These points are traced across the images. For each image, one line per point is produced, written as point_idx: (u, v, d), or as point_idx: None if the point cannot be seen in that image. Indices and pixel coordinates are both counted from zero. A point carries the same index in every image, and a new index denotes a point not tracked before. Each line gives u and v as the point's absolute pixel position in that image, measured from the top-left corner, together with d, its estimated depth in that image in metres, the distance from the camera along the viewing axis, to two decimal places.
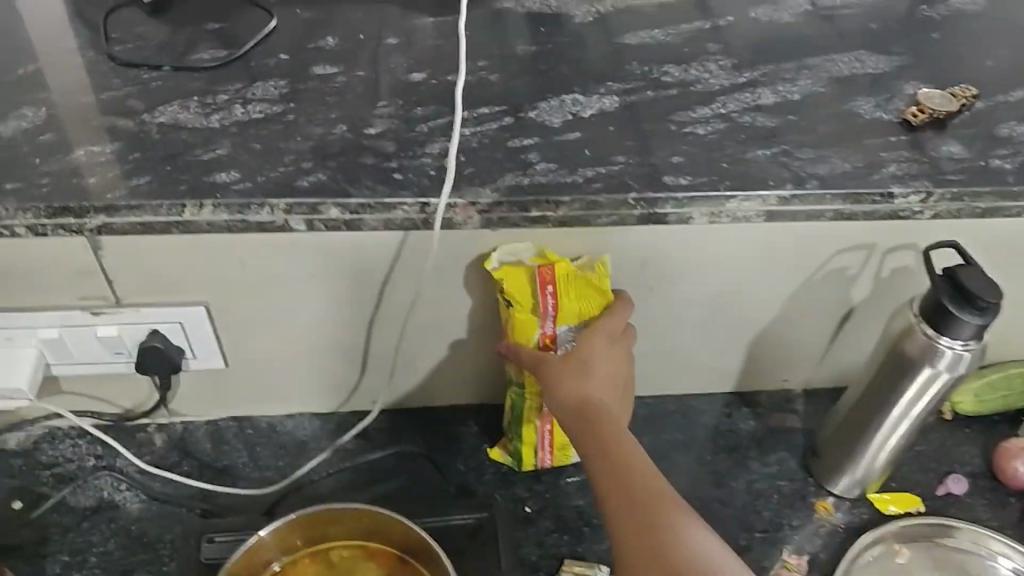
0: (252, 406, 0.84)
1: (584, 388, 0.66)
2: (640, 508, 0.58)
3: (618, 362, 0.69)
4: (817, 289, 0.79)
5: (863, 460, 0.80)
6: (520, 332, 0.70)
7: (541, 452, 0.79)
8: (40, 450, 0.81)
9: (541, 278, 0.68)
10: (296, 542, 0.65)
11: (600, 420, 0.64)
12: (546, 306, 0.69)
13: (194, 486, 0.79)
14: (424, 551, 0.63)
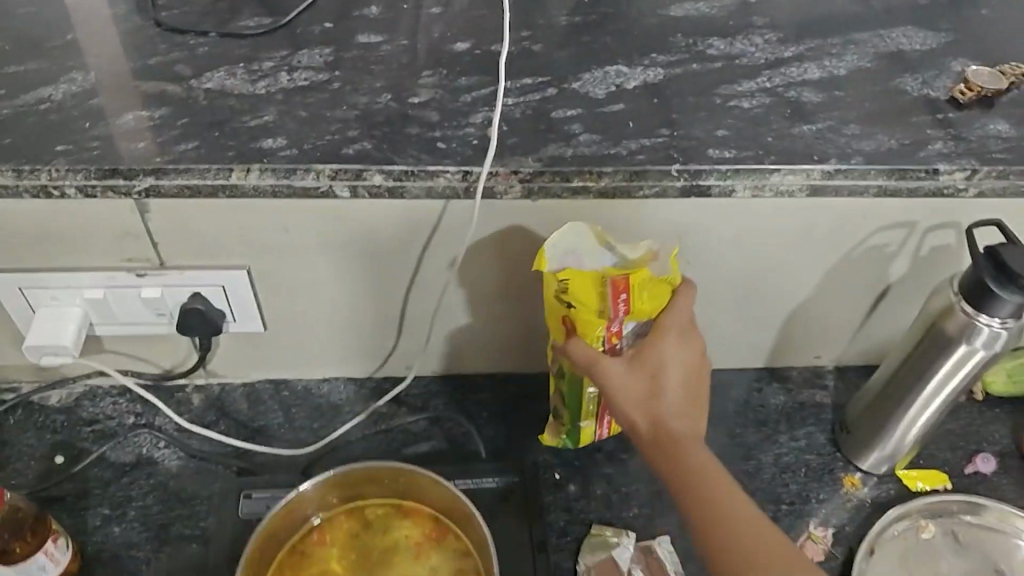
0: (288, 370, 0.85)
1: (655, 397, 0.65)
2: (731, 525, 0.60)
3: (691, 357, 0.67)
4: (854, 266, 0.79)
5: (893, 436, 0.80)
6: (585, 333, 0.67)
7: (598, 428, 0.78)
8: (81, 407, 0.83)
9: (615, 285, 0.65)
10: (332, 498, 0.66)
11: (677, 433, 0.63)
12: (618, 310, 0.66)
13: (229, 444, 0.80)
14: (460, 502, 0.65)
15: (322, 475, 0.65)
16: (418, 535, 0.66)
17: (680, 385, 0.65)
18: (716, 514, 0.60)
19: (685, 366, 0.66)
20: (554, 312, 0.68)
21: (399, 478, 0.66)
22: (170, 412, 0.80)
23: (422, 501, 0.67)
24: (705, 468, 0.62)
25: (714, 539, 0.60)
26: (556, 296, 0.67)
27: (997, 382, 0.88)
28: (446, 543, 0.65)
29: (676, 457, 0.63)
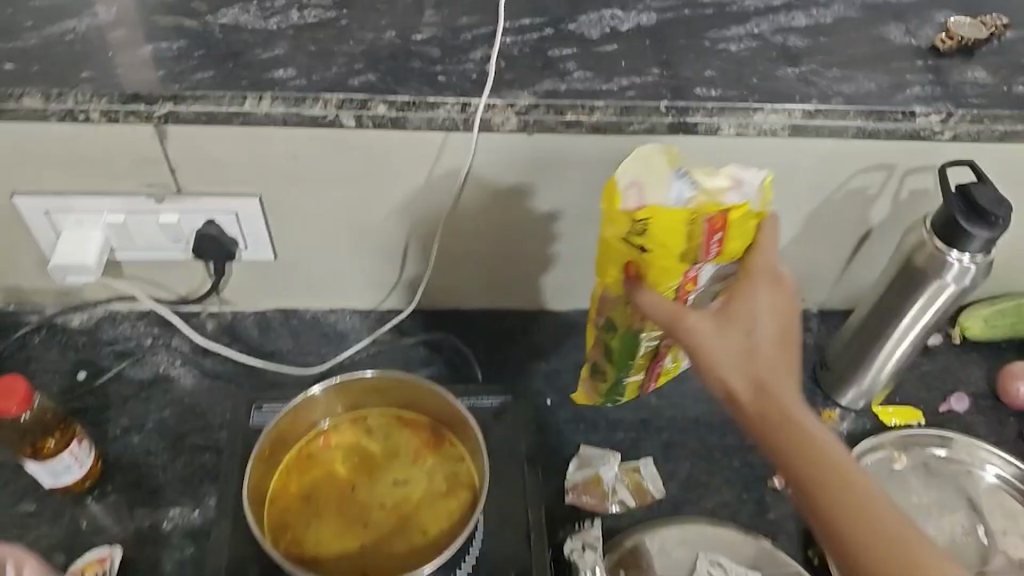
0: (297, 299, 0.90)
1: (751, 353, 0.61)
2: (845, 490, 0.56)
3: (784, 309, 0.64)
4: (837, 208, 0.82)
5: (870, 372, 0.85)
6: (667, 276, 0.64)
7: (645, 378, 0.78)
8: (102, 329, 0.88)
9: (711, 223, 0.61)
10: (339, 406, 0.72)
11: (775, 388, 0.60)
12: (708, 250, 0.63)
13: (245, 361, 0.86)
14: (457, 412, 0.71)
15: (330, 383, 0.70)
16: (417, 442, 0.72)
17: (775, 339, 0.62)
18: (826, 478, 0.57)
19: (779, 316, 0.63)
20: (620, 256, 0.64)
21: (401, 390, 0.72)
22: (190, 331, 0.86)
23: (422, 412, 0.73)
24: (811, 427, 0.59)
25: (820, 504, 0.57)
26: (627, 242, 0.62)
27: (973, 328, 0.92)
28: (443, 449, 0.72)
29: (777, 417, 0.59)
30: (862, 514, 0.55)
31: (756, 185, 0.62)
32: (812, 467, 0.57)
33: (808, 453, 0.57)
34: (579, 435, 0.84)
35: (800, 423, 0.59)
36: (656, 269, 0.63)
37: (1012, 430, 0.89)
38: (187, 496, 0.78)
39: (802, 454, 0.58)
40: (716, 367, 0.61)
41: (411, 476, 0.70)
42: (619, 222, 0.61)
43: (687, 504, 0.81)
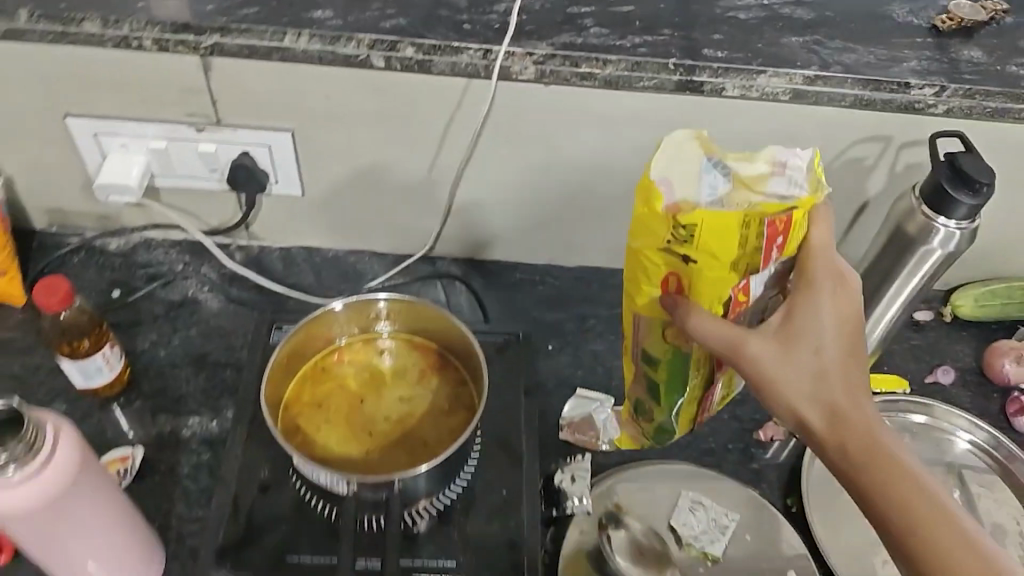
0: (320, 238, 0.96)
1: (818, 375, 0.60)
2: (915, 507, 0.56)
3: (850, 316, 0.62)
4: (835, 177, 0.87)
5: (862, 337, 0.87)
6: (715, 288, 0.61)
7: (702, 411, 0.74)
8: (137, 253, 0.95)
9: (770, 226, 0.58)
10: (355, 327, 0.78)
11: (846, 413, 0.60)
12: (766, 256, 0.60)
13: (271, 289, 0.93)
14: (460, 339, 0.76)
15: (348, 305, 0.75)
16: (423, 365, 0.77)
17: (839, 355, 0.61)
18: (896, 498, 0.56)
19: (844, 326, 0.61)
20: (660, 269, 0.62)
21: (416, 317, 0.77)
22: (221, 258, 0.92)
23: (432, 338, 0.78)
24: (881, 447, 0.58)
25: (887, 520, 0.57)
26: (668, 251, 0.60)
27: (964, 306, 0.96)
28: (448, 373, 0.77)
29: (847, 441, 0.59)
30: (932, 531, 0.55)
31: (802, 169, 0.60)
32: (883, 489, 0.57)
33: (877, 473, 0.57)
34: (577, 378, 0.89)
35: (869, 444, 0.58)
36: (706, 281, 0.60)
37: (994, 404, 0.92)
38: (206, 407, 0.84)
39: (872, 475, 0.57)
40: (780, 392, 0.61)
41: (414, 395, 0.76)
42: (660, 231, 0.59)
43: (674, 448, 0.85)
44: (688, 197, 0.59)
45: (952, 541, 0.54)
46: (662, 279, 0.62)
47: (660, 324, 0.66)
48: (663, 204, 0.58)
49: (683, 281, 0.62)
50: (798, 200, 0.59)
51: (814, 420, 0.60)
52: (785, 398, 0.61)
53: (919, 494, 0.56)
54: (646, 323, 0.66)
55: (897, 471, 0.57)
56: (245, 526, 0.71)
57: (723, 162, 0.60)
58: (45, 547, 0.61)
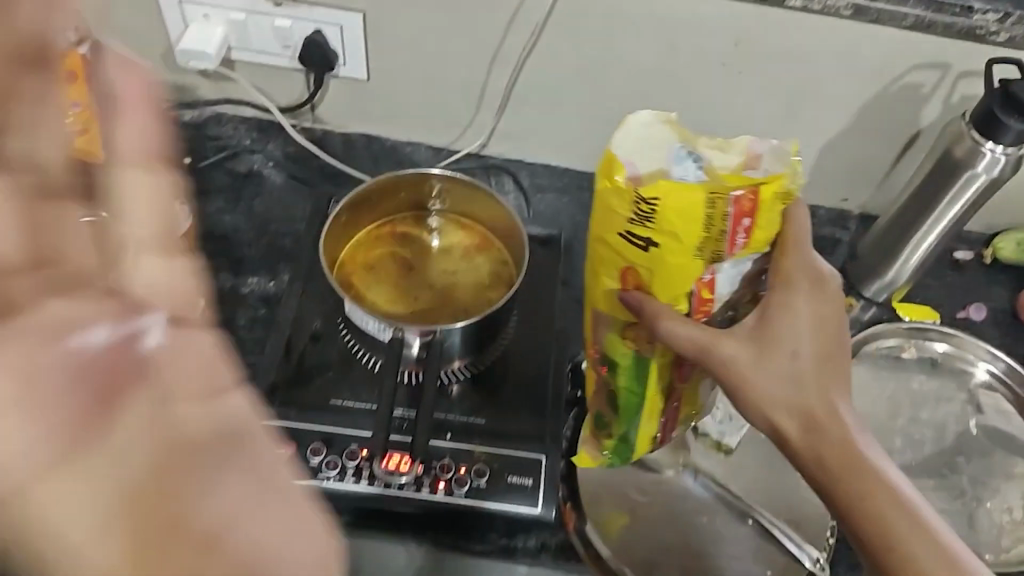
0: (380, 126, 0.99)
1: (793, 381, 0.60)
2: (892, 521, 0.56)
3: (826, 317, 0.62)
4: (887, 103, 0.88)
5: (897, 265, 0.91)
6: (677, 278, 0.59)
7: (664, 430, 0.71)
8: (208, 126, 1.00)
9: (737, 205, 0.56)
10: (409, 204, 0.84)
11: (819, 421, 0.60)
12: (732, 240, 0.58)
13: (335, 167, 0.98)
14: (507, 222, 0.81)
15: (405, 179, 0.80)
16: (468, 243, 0.84)
17: (812, 364, 0.61)
18: (872, 511, 0.56)
19: (819, 328, 0.61)
20: (619, 259, 0.60)
21: (464, 199, 0.83)
22: (288, 132, 0.97)
23: (479, 221, 0.84)
24: (856, 457, 0.58)
25: (856, 529, 0.57)
26: (630, 232, 0.58)
27: (1006, 249, 0.96)
28: (491, 252, 0.83)
29: (825, 451, 0.59)
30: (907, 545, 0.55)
31: (778, 153, 0.58)
32: (859, 503, 0.57)
33: (853, 486, 0.57)
34: None
35: (846, 456, 0.58)
36: (669, 268, 0.58)
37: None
38: (264, 269, 0.90)
39: (848, 488, 0.57)
40: (756, 398, 0.60)
41: (458, 269, 0.82)
42: (622, 208, 0.57)
43: None
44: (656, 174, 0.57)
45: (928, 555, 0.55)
46: (622, 270, 0.61)
47: (619, 325, 0.64)
48: (620, 177, 0.56)
49: (646, 272, 0.60)
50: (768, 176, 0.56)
51: (790, 431, 0.60)
52: (760, 405, 0.60)
53: (897, 507, 0.56)
54: (607, 324, 0.65)
55: (873, 486, 0.57)
56: (295, 368, 0.80)
57: (697, 147, 0.59)
58: None
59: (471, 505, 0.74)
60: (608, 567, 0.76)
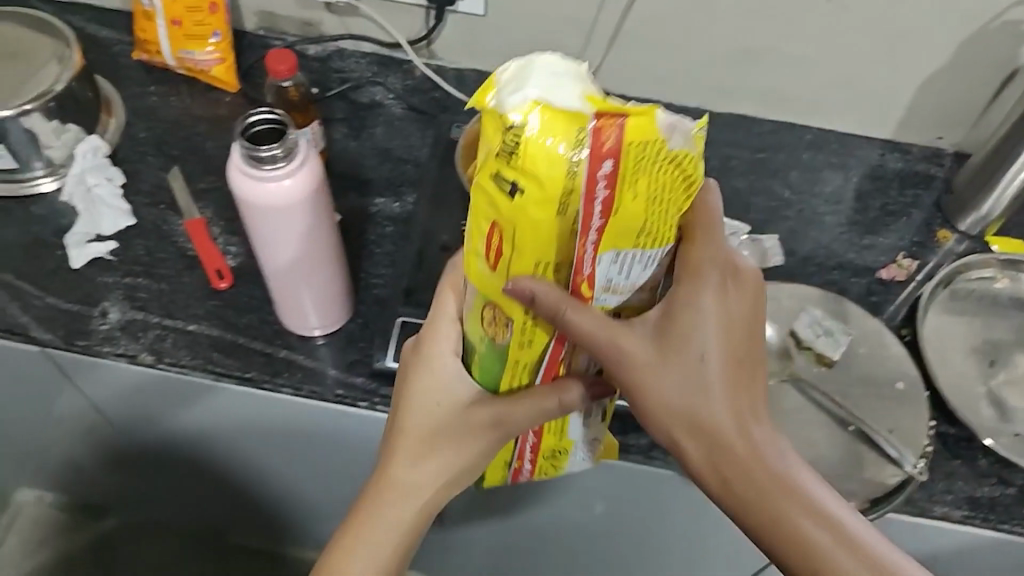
0: (492, 62, 1.05)
1: (698, 388, 0.57)
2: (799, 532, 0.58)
3: (733, 311, 0.57)
4: (988, 41, 0.90)
5: (995, 196, 0.93)
6: (538, 246, 0.47)
7: (517, 464, 0.69)
8: (332, 60, 1.06)
9: (603, 148, 0.44)
10: None
11: (725, 437, 0.58)
12: (593, 198, 0.45)
13: (453, 98, 1.04)
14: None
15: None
16: None
17: (720, 367, 0.57)
18: (779, 522, 0.58)
19: (728, 326, 0.57)
20: (485, 216, 0.48)
21: None
22: (414, 58, 1.04)
23: None
24: (761, 470, 0.58)
25: (767, 540, 0.59)
26: (493, 176, 0.46)
27: None
28: None
29: (731, 470, 0.58)
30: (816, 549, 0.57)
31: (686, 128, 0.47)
32: (767, 516, 0.58)
33: (759, 498, 0.58)
34: None
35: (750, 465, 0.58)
36: (526, 224, 0.46)
37: None
38: (390, 191, 0.97)
39: (755, 499, 0.58)
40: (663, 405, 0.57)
41: None
42: (490, 141, 0.45)
43: (799, 274, 0.95)
44: (528, 95, 0.44)
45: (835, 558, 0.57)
46: (483, 231, 0.49)
47: (477, 309, 0.55)
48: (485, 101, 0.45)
49: (507, 233, 0.47)
50: (646, 121, 0.45)
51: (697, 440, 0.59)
52: (664, 414, 0.58)
53: (815, 524, 0.58)
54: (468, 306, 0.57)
55: (780, 494, 0.58)
56: (427, 275, 0.89)
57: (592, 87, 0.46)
58: (320, 246, 0.79)
59: None
60: None
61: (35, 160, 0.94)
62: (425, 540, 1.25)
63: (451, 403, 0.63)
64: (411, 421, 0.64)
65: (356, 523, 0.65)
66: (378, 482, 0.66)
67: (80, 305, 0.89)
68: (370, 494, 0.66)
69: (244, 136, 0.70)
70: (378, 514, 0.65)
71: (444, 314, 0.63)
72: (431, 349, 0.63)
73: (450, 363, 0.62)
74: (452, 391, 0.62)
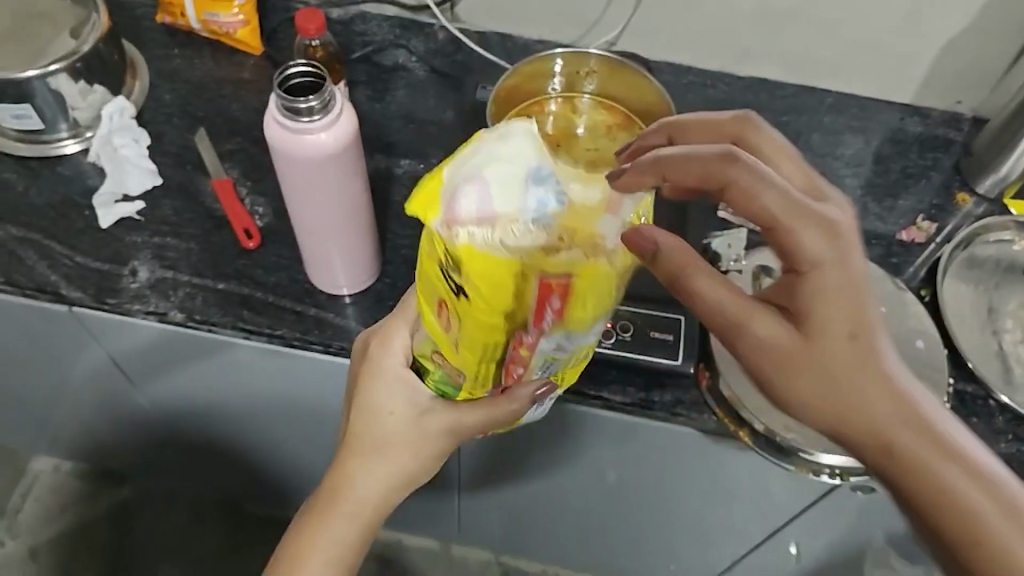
0: (515, 25, 1.06)
1: (834, 368, 0.55)
2: (962, 509, 0.53)
3: (855, 280, 0.55)
4: (1011, 2, 0.90)
5: (1013, 159, 0.94)
6: (483, 334, 0.53)
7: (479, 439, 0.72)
8: (355, 23, 1.06)
9: (546, 288, 0.49)
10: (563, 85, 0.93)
11: (865, 411, 0.55)
12: (541, 314, 0.51)
13: (477, 61, 1.05)
14: (650, 96, 0.89)
15: (564, 61, 0.91)
16: (611, 120, 0.90)
17: (848, 338, 0.55)
18: (944, 500, 0.54)
19: (856, 296, 0.55)
20: (439, 287, 0.53)
21: (616, 79, 0.90)
22: (442, 19, 1.05)
23: (624, 105, 0.91)
24: (904, 439, 0.54)
25: (923, 512, 0.55)
26: (445, 273, 0.51)
27: None
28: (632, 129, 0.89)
29: (874, 443, 0.55)
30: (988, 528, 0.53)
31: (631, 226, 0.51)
32: (920, 489, 0.54)
33: (920, 473, 0.54)
34: None
35: (903, 441, 0.54)
36: (475, 321, 0.51)
37: None
38: (414, 153, 0.98)
39: (915, 475, 0.54)
40: (805, 398, 0.56)
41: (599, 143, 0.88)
42: (437, 249, 0.50)
43: None
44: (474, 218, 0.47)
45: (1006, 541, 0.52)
46: (436, 299, 0.55)
47: (429, 345, 0.62)
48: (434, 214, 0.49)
49: (459, 322, 0.53)
50: (586, 266, 0.48)
51: (846, 425, 0.56)
52: (813, 404, 0.56)
53: (972, 489, 0.53)
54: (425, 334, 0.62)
55: (941, 465, 0.54)
56: None
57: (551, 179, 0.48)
58: (350, 205, 0.79)
59: (626, 358, 0.85)
60: (743, 421, 0.84)
61: (62, 122, 0.94)
62: (444, 506, 1.26)
63: (407, 409, 0.67)
64: (367, 424, 0.68)
65: (315, 519, 0.69)
66: (335, 479, 0.69)
67: (110, 264, 0.90)
68: (327, 491, 0.69)
69: (282, 88, 0.70)
70: (334, 512, 0.68)
71: (397, 329, 0.68)
72: (387, 360, 0.67)
73: (402, 375, 0.67)
74: (406, 399, 0.67)
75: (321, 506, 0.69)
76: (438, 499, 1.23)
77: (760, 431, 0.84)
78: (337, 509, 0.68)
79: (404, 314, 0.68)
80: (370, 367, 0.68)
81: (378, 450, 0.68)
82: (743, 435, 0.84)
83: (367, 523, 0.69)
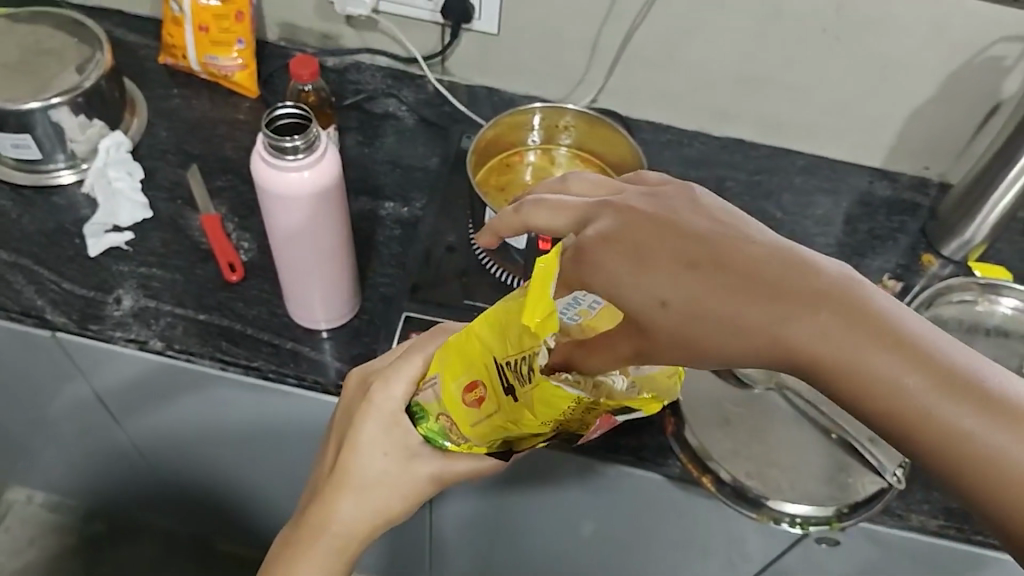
0: (502, 81, 1.10)
1: (694, 316, 0.43)
2: (921, 417, 0.39)
3: (629, 248, 0.45)
4: (972, 74, 0.94)
5: (974, 223, 0.97)
6: (522, 425, 0.57)
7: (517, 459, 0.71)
8: (348, 73, 1.11)
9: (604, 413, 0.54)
10: (539, 139, 0.97)
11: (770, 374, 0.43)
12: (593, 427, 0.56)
13: (462, 112, 1.09)
14: (621, 151, 0.93)
15: (543, 115, 0.95)
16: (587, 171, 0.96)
17: (687, 275, 0.43)
18: (897, 417, 0.40)
19: (648, 258, 0.44)
20: (483, 373, 0.58)
21: (591, 133, 0.95)
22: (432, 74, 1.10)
23: (599, 157, 0.97)
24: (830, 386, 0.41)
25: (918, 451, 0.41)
26: (502, 371, 0.55)
27: None
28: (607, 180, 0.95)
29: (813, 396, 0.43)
30: (961, 432, 0.39)
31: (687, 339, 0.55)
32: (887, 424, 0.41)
33: (860, 393, 0.41)
34: None
35: (813, 357, 0.41)
36: (522, 419, 0.56)
37: None
38: (399, 197, 1.01)
39: (859, 396, 0.41)
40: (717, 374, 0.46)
41: None
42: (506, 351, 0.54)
43: None
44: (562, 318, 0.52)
45: (991, 436, 0.38)
46: (469, 382, 0.59)
47: (439, 405, 0.64)
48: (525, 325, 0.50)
49: (495, 411, 0.59)
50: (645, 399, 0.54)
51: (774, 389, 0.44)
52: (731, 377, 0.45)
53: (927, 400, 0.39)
54: (434, 392, 0.64)
55: (870, 366, 0.40)
56: (434, 272, 0.93)
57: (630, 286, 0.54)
58: (333, 244, 0.82)
59: None
60: (707, 466, 0.86)
61: (59, 154, 0.97)
62: (414, 553, 1.25)
63: (399, 450, 0.69)
64: (358, 463, 0.69)
65: (293, 558, 0.69)
66: (315, 516, 0.69)
67: (95, 291, 0.92)
68: (307, 530, 0.69)
69: (269, 128, 0.74)
70: (313, 553, 0.68)
71: (398, 373, 0.68)
72: (382, 402, 0.68)
73: (396, 416, 0.68)
74: (398, 440, 0.68)
75: (300, 546, 0.69)
76: (409, 544, 1.23)
77: (725, 479, 0.85)
78: (317, 549, 0.68)
79: (405, 358, 0.69)
80: (366, 407, 0.68)
81: (364, 489, 0.69)
82: (707, 482, 0.85)
83: (339, 562, 0.70)
